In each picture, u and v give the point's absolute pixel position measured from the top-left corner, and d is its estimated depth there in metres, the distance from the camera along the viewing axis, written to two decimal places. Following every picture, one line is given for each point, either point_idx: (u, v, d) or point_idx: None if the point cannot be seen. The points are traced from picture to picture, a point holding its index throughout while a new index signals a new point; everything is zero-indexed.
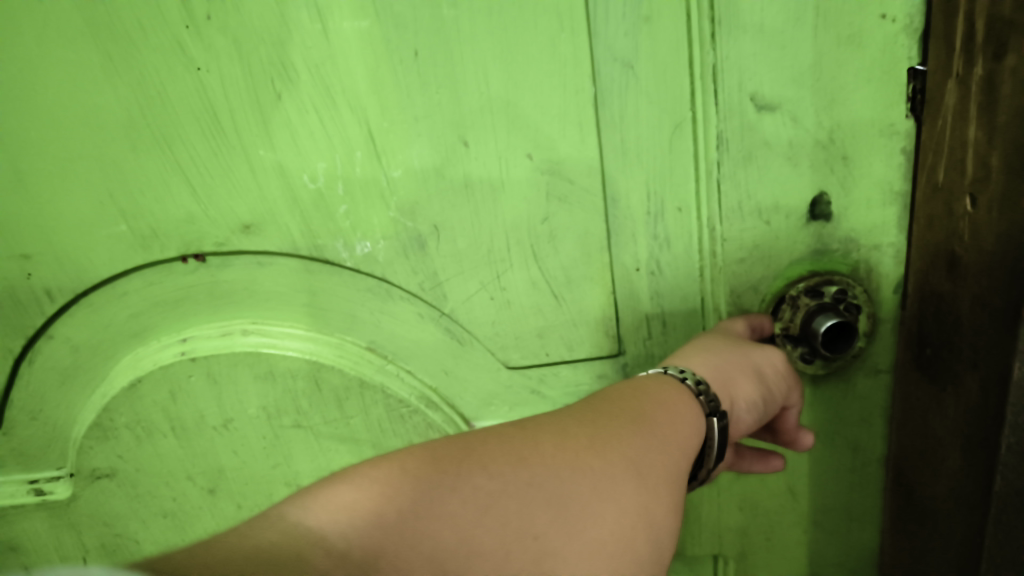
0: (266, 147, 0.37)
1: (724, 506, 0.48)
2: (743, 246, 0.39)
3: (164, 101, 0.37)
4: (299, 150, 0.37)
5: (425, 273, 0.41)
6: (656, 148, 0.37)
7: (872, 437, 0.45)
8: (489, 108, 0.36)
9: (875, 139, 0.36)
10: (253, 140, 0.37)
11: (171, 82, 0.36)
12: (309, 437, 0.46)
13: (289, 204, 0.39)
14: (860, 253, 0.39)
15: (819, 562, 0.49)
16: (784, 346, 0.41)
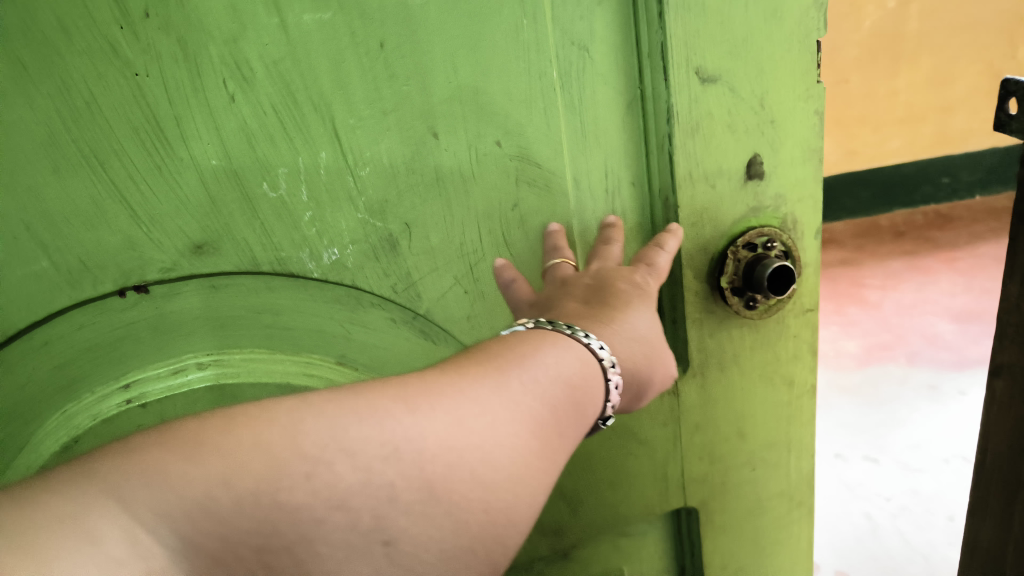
0: (218, 155, 0.35)
1: (685, 457, 0.50)
2: (694, 212, 0.42)
3: (93, 111, 0.32)
4: (257, 156, 0.35)
5: (398, 274, 0.40)
6: (612, 124, 0.39)
7: (804, 370, 0.49)
8: (458, 97, 0.36)
9: (798, 101, 0.40)
10: (202, 149, 0.34)
11: (102, 90, 0.32)
12: None
13: (245, 215, 0.36)
14: (788, 207, 0.43)
15: (764, 494, 0.52)
16: (730, 298, 0.44)
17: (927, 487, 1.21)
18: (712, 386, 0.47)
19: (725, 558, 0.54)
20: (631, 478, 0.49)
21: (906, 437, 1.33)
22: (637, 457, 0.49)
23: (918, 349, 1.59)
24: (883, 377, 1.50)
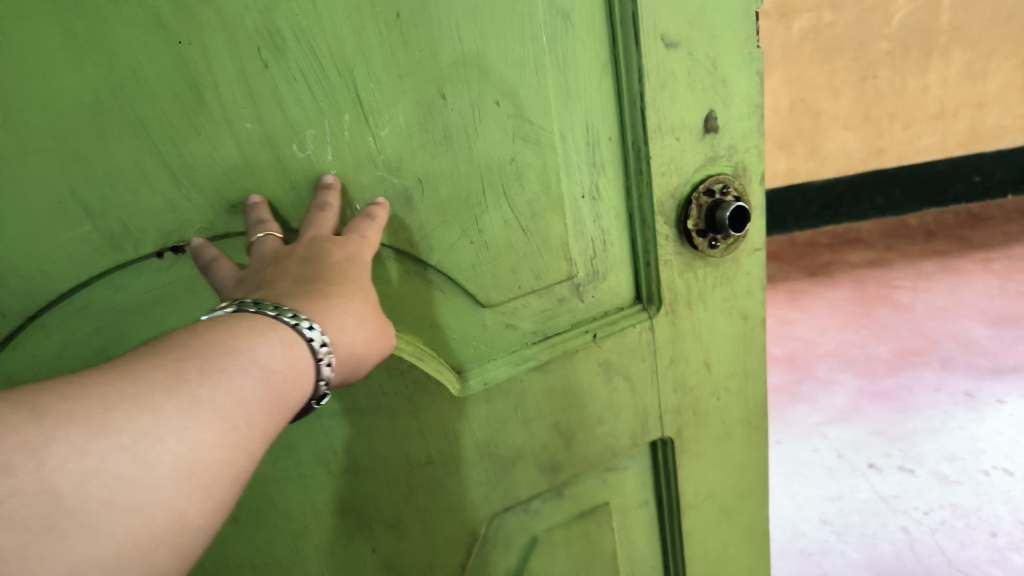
0: (253, 119, 0.36)
1: (662, 389, 0.56)
2: (661, 163, 0.48)
3: (138, 78, 0.33)
4: (288, 120, 0.37)
5: (411, 228, 0.42)
6: (592, 85, 0.45)
7: (756, 304, 0.57)
8: (463, 62, 0.40)
9: (740, 64, 0.48)
10: (238, 114, 0.36)
11: (146, 57, 0.33)
12: (310, 420, 0.42)
13: (277, 176, 0.38)
14: (737, 157, 0.51)
15: (729, 420, 0.61)
16: (696, 238, 0.51)
17: (967, 502, 1.33)
18: (682, 321, 0.54)
19: (699, 484, 0.62)
20: (618, 413, 0.55)
21: (940, 450, 1.47)
22: (622, 391, 0.54)
23: (953, 356, 1.78)
24: (918, 383, 1.69)
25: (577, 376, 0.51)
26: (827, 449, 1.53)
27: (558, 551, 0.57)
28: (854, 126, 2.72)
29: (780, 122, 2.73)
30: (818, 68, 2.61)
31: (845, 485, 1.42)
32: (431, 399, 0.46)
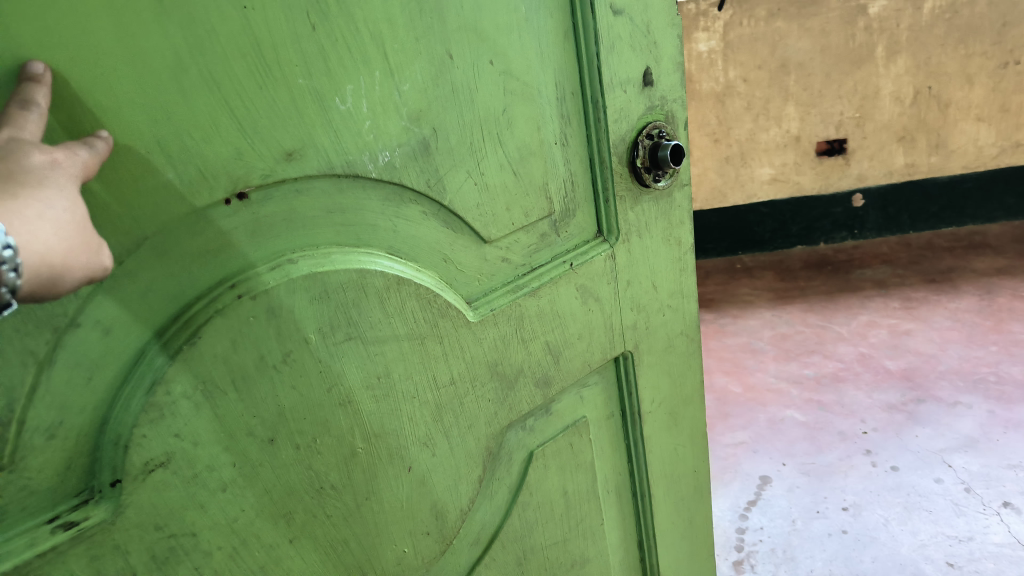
0: (304, 76, 0.46)
1: (623, 304, 0.74)
2: (616, 111, 0.65)
3: (212, 40, 0.42)
4: (332, 79, 0.47)
5: (431, 173, 0.54)
6: (558, 46, 0.61)
7: (684, 232, 0.78)
8: (463, 27, 0.53)
9: (665, 33, 0.68)
10: (291, 73, 0.45)
11: (220, 22, 0.42)
12: (358, 346, 0.53)
13: (324, 125, 0.47)
14: (667, 108, 0.70)
15: (671, 333, 0.81)
16: (644, 172, 0.70)
17: None
18: (634, 247, 0.72)
19: (653, 393, 0.82)
20: (590, 330, 0.71)
21: None
22: (594, 311, 0.71)
23: None
24: None
25: (561, 299, 0.67)
26: (954, 481, 1.63)
27: (552, 464, 0.73)
28: (988, 118, 2.69)
29: (902, 114, 2.69)
30: (952, 52, 2.58)
31: (975, 523, 1.51)
32: (452, 326, 0.59)
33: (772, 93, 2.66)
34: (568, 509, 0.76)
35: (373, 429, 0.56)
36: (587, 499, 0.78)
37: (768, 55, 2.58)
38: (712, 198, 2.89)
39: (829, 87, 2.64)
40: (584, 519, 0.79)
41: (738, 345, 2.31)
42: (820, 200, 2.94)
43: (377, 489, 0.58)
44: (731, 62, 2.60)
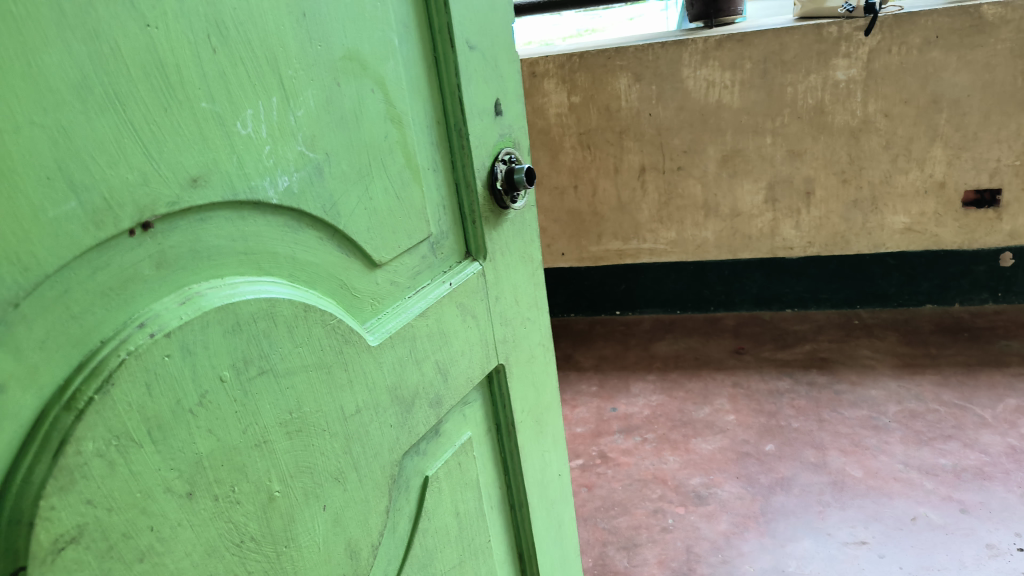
0: (205, 100, 0.59)
1: (490, 298, 1.10)
2: (476, 137, 1.01)
3: (114, 60, 0.51)
4: (233, 106, 0.61)
5: (327, 202, 0.74)
6: (422, 81, 0.92)
7: (525, 244, 1.20)
8: (347, 59, 0.76)
9: (504, 69, 1.08)
10: (195, 96, 0.58)
11: (123, 34, 0.52)
12: (270, 378, 0.67)
13: (227, 147, 0.61)
14: (509, 136, 1.11)
15: (523, 323, 1.22)
16: (503, 189, 1.08)
17: None
18: (496, 265, 1.11)
19: (520, 402, 1.23)
20: (467, 344, 1.04)
21: None
22: (470, 322, 1.04)
23: None
24: None
25: (445, 317, 0.97)
26: None
27: (444, 486, 1.03)
28: None
29: None
30: None
31: None
32: (354, 351, 0.79)
33: (917, 130, 3.55)
34: (461, 528, 1.08)
35: (288, 471, 0.71)
36: (475, 518, 1.13)
37: (920, 88, 3.45)
38: (835, 241, 3.87)
39: (985, 133, 3.49)
40: (476, 537, 1.13)
41: (860, 419, 3.13)
42: (961, 256, 3.82)
43: (295, 535, 0.73)
44: (872, 95, 3.50)
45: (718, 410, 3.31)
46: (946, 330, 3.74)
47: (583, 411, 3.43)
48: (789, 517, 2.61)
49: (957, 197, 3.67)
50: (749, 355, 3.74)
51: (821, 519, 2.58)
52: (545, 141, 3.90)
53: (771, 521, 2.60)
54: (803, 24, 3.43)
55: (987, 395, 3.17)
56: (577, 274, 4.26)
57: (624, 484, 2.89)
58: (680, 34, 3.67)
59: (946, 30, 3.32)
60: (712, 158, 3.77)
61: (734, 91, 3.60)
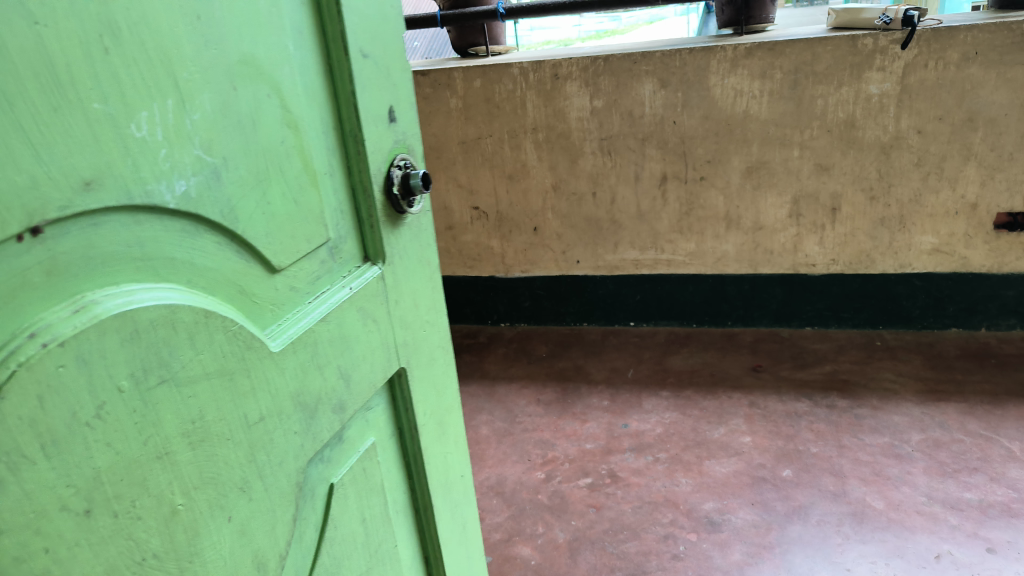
0: (98, 104, 0.60)
1: (392, 302, 1.12)
2: (374, 142, 1.03)
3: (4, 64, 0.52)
4: (127, 111, 0.63)
5: (223, 207, 0.76)
6: (318, 85, 0.94)
7: (426, 248, 1.23)
8: (242, 62, 0.78)
9: (400, 73, 1.10)
10: (88, 100, 0.59)
11: (11, 36, 0.53)
12: (170, 386, 0.69)
13: (121, 152, 0.63)
14: (406, 140, 1.13)
15: (425, 323, 1.25)
16: (400, 193, 1.10)
17: None
18: (397, 269, 1.13)
19: (423, 404, 1.26)
20: (370, 349, 1.06)
21: None
22: (373, 326, 1.06)
23: None
24: None
25: (348, 322, 0.99)
26: None
27: (350, 492, 1.05)
28: None
29: None
30: None
31: None
32: (257, 358, 0.81)
33: (951, 148, 3.43)
34: (368, 533, 1.12)
35: (191, 483, 0.73)
36: (381, 519, 1.16)
37: (956, 105, 3.33)
38: (860, 260, 3.77)
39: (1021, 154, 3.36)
40: (383, 543, 1.16)
41: (882, 447, 3.01)
42: (990, 280, 3.69)
43: (198, 549, 0.74)
44: (907, 109, 3.38)
45: (733, 430, 3.21)
46: (971, 356, 3.62)
47: (593, 427, 3.32)
48: (806, 548, 2.51)
49: (988, 219, 3.55)
50: (766, 374, 3.64)
51: (839, 553, 2.48)
52: (565, 146, 3.77)
53: (787, 552, 2.50)
54: (837, 35, 3.31)
55: (1015, 426, 3.05)
56: (591, 283, 4.11)
57: (634, 507, 2.78)
58: (708, 40, 3.55)
59: (986, 45, 3.19)
60: (737, 169, 3.66)
61: (762, 101, 3.49)
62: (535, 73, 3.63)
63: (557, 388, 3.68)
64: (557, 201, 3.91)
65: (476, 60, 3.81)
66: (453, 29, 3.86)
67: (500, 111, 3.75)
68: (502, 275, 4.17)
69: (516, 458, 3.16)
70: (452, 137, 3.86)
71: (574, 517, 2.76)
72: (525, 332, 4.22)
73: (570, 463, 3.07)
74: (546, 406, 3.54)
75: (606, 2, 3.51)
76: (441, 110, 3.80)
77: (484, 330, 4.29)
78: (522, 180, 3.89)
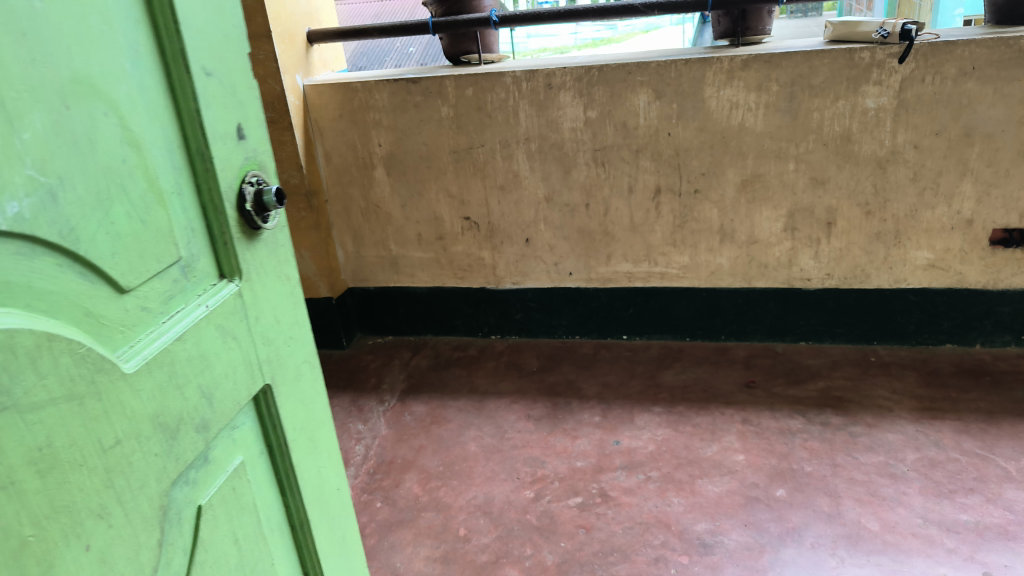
0: None
1: (251, 318, 1.20)
2: (222, 161, 1.12)
3: None
4: None
5: (62, 229, 0.84)
6: (159, 106, 1.02)
7: (286, 264, 1.32)
8: (74, 87, 0.86)
9: (245, 92, 1.19)
10: None
11: None
12: (12, 413, 0.76)
13: None
14: (256, 158, 1.21)
15: (288, 333, 1.33)
16: (255, 209, 1.18)
17: None
18: (255, 284, 1.21)
19: (290, 415, 1.35)
20: (230, 367, 1.14)
21: None
22: (232, 343, 1.15)
23: None
24: None
25: (204, 339, 1.07)
26: None
27: (217, 512, 1.14)
28: None
29: None
30: None
31: None
32: (106, 381, 0.89)
33: (948, 163, 3.39)
34: (241, 550, 1.22)
35: (43, 512, 0.80)
36: (255, 539, 1.26)
37: (952, 120, 3.30)
38: (855, 274, 3.72)
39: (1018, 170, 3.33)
40: (259, 560, 1.28)
41: (877, 466, 2.96)
42: (986, 296, 3.65)
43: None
44: (904, 125, 3.35)
45: (726, 448, 3.15)
46: (966, 373, 3.59)
47: (584, 443, 3.26)
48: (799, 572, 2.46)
49: (984, 235, 3.52)
50: (760, 390, 3.59)
51: None
52: (558, 156, 3.72)
53: None
54: (834, 47, 3.27)
55: (1011, 445, 3.01)
56: (583, 295, 4.05)
57: (625, 527, 2.72)
58: (704, 51, 3.50)
59: (984, 60, 3.16)
60: (732, 182, 3.61)
61: (758, 114, 3.44)
62: (528, 83, 3.58)
63: (548, 402, 3.62)
64: (550, 212, 3.86)
65: (469, 68, 3.75)
66: (446, 36, 3.79)
67: (493, 120, 3.69)
68: (493, 286, 4.10)
69: (505, 475, 3.09)
70: (444, 146, 3.79)
71: (563, 539, 2.70)
72: (515, 344, 4.16)
73: (560, 482, 3.00)
74: (536, 422, 3.48)
75: (601, 11, 3.50)
76: (432, 119, 3.73)
77: (474, 343, 4.22)
78: (514, 190, 3.83)
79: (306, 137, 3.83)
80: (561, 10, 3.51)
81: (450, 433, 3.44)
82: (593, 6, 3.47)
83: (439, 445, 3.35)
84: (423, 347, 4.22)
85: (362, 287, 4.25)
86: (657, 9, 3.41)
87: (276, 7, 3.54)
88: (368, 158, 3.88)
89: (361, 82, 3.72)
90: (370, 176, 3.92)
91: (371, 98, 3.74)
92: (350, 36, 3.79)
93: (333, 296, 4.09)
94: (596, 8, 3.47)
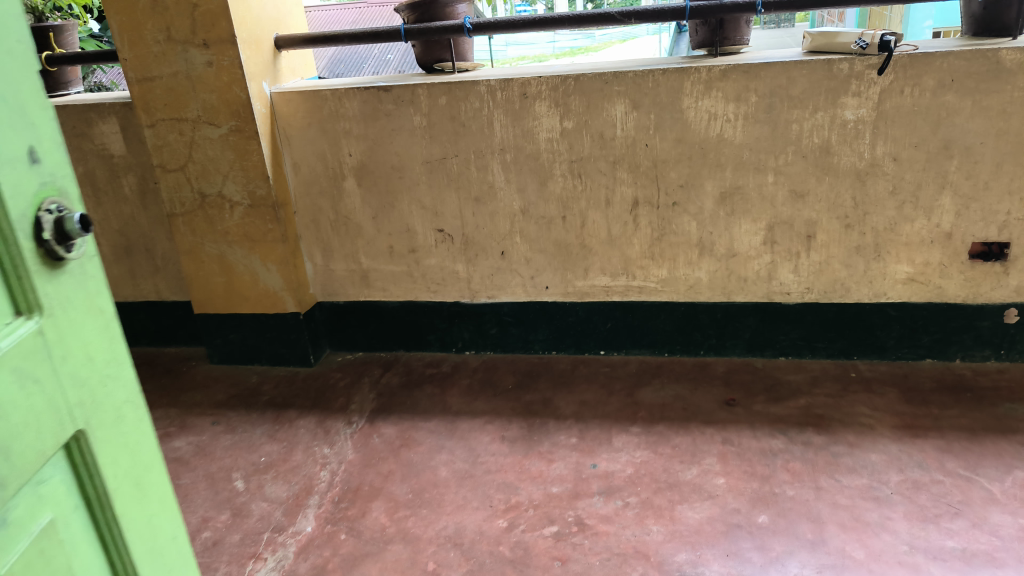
0: None
1: (53, 358, 1.14)
2: (9, 193, 1.07)
3: None
4: None
5: None
6: None
7: (99, 297, 1.26)
8: None
9: (38, 115, 1.13)
10: None
11: None
12: None
13: None
14: (55, 183, 1.17)
15: (106, 368, 1.28)
16: (58, 237, 1.15)
17: None
18: (59, 320, 1.16)
19: (112, 459, 1.29)
20: (25, 413, 1.08)
21: None
22: (28, 388, 1.09)
23: None
24: None
25: None
26: None
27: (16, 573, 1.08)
28: None
29: None
30: None
31: None
32: None
33: (927, 176, 3.35)
34: None
35: None
36: None
37: (931, 133, 3.26)
38: (835, 288, 3.66)
39: (996, 184, 3.30)
40: None
41: (860, 489, 2.89)
42: (966, 310, 3.61)
43: None
44: (883, 138, 3.30)
45: (706, 471, 3.06)
46: (946, 389, 3.54)
47: (560, 467, 3.15)
48: None
49: (963, 248, 3.48)
50: (740, 408, 3.51)
51: None
52: (534, 168, 3.62)
53: None
54: (812, 58, 3.23)
55: (995, 466, 2.95)
56: (560, 309, 3.94)
57: (601, 559, 2.61)
58: (682, 61, 3.44)
59: (962, 73, 3.13)
60: (710, 194, 3.54)
61: (737, 125, 3.38)
62: (502, 92, 3.49)
63: (523, 423, 3.51)
64: (525, 224, 3.76)
65: (442, 76, 3.64)
66: (418, 43, 3.69)
67: (466, 130, 3.59)
68: (467, 300, 3.98)
69: (477, 503, 2.97)
70: (416, 156, 3.67)
71: (537, 572, 2.57)
72: (490, 361, 4.04)
73: (535, 510, 2.89)
74: (511, 444, 3.36)
75: (578, 19, 3.42)
76: (404, 128, 3.62)
77: (447, 359, 4.09)
78: (489, 202, 3.73)
79: (273, 147, 3.69)
80: (537, 17, 3.43)
81: (420, 457, 3.32)
82: (569, 14, 3.40)
83: (409, 471, 3.23)
84: (395, 364, 4.08)
85: (332, 302, 4.10)
86: (634, 18, 3.34)
87: (241, 11, 3.40)
88: (338, 168, 3.75)
89: (330, 89, 3.60)
90: (340, 187, 3.80)
91: (341, 106, 3.62)
92: (319, 42, 3.66)
93: (301, 311, 3.95)
94: (573, 16, 3.39)
